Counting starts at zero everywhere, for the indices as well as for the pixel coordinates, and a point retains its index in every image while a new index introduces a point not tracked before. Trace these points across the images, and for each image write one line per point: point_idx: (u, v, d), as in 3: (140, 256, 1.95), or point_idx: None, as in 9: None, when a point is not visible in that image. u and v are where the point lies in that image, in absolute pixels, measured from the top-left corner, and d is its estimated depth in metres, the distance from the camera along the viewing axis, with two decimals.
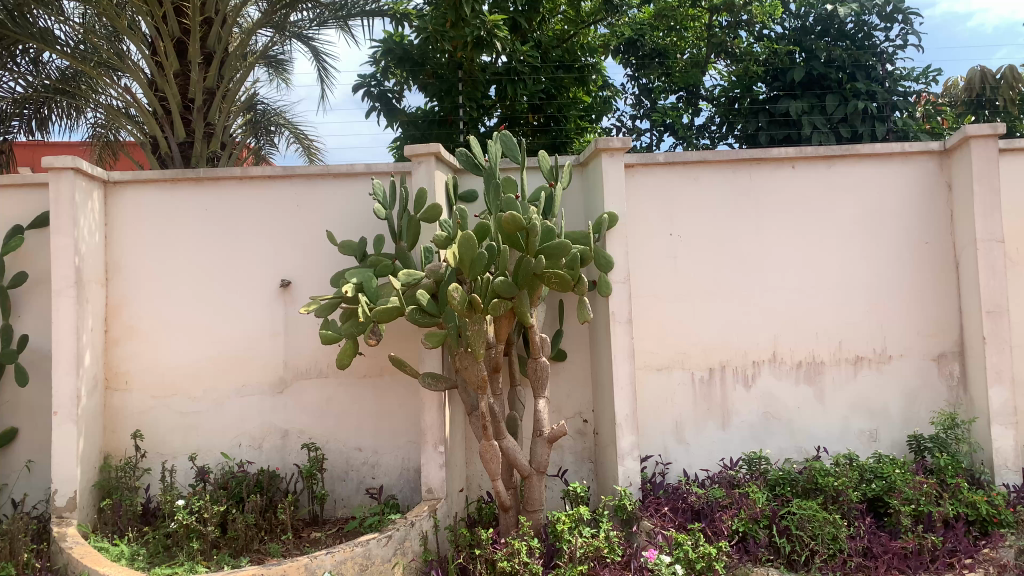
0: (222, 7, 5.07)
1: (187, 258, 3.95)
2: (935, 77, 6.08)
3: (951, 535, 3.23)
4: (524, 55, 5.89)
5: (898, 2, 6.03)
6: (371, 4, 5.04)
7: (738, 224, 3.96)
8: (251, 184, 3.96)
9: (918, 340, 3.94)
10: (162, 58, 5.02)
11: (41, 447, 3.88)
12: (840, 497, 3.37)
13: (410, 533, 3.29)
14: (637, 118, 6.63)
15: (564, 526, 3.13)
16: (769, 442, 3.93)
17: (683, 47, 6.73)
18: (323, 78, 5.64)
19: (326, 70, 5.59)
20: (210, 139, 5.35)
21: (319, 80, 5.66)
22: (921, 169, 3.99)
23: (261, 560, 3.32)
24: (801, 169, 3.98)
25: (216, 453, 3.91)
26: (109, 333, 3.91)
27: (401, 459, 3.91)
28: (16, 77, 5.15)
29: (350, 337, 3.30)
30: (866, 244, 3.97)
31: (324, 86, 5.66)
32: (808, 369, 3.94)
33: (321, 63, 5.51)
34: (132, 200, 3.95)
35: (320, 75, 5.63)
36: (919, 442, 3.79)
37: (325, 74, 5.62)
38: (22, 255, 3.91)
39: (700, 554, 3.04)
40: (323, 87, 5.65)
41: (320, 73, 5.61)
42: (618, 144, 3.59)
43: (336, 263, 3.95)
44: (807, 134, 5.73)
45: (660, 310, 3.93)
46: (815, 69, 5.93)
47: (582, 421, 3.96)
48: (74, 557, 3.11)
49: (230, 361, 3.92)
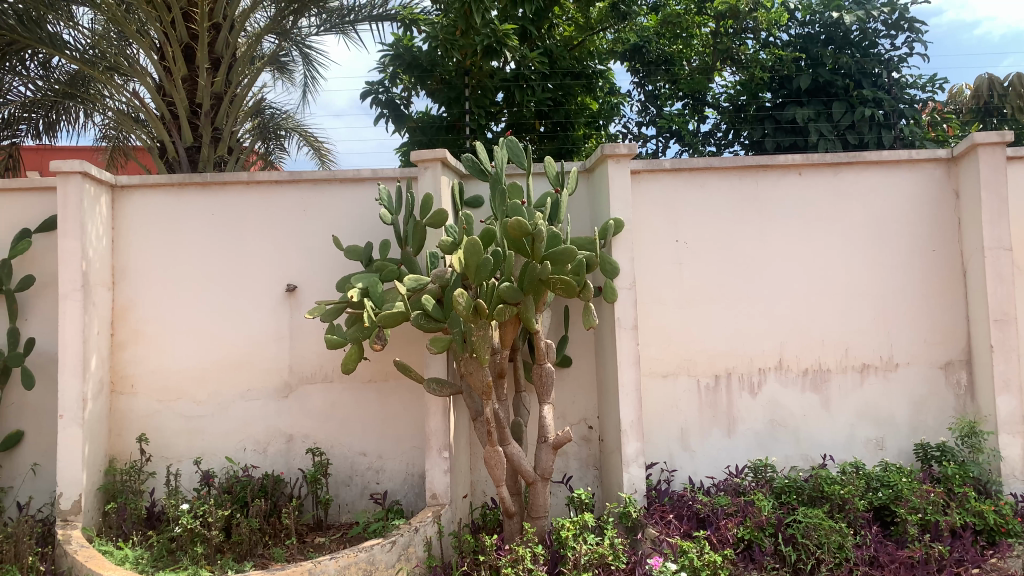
0: (229, 12, 5.11)
1: (193, 263, 3.96)
2: (941, 85, 6.07)
3: (958, 545, 3.19)
4: (533, 62, 5.94)
5: (904, 10, 6.04)
6: (378, 9, 5.08)
7: (744, 230, 3.95)
8: (259, 190, 3.97)
9: (924, 348, 3.92)
10: (170, 63, 5.05)
11: (47, 451, 3.88)
12: (846, 505, 3.36)
13: (414, 539, 3.28)
14: (643, 124, 6.69)
15: (569, 533, 3.13)
16: (774, 450, 3.91)
17: (690, 55, 6.63)
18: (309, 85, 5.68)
19: (311, 78, 5.63)
20: (217, 144, 5.38)
21: (302, 85, 5.73)
22: (929, 177, 3.97)
23: (265, 564, 3.34)
24: (808, 176, 3.97)
25: (221, 456, 3.92)
26: (115, 337, 3.92)
27: (406, 464, 3.90)
28: (25, 81, 5.18)
29: (355, 341, 3.27)
30: (872, 252, 3.96)
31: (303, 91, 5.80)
32: (814, 377, 3.92)
33: (313, 70, 5.52)
34: (139, 205, 3.96)
35: (308, 82, 5.67)
36: (926, 451, 3.78)
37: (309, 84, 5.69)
38: (29, 257, 3.92)
39: (705, 562, 2.99)
40: (307, 93, 5.70)
41: (304, 79, 5.68)
42: (624, 149, 3.59)
43: (341, 268, 3.95)
44: (813, 141, 5.68)
45: (665, 316, 3.93)
46: (820, 76, 5.96)
47: (587, 427, 3.95)
48: (78, 560, 3.12)
49: (234, 365, 3.93)
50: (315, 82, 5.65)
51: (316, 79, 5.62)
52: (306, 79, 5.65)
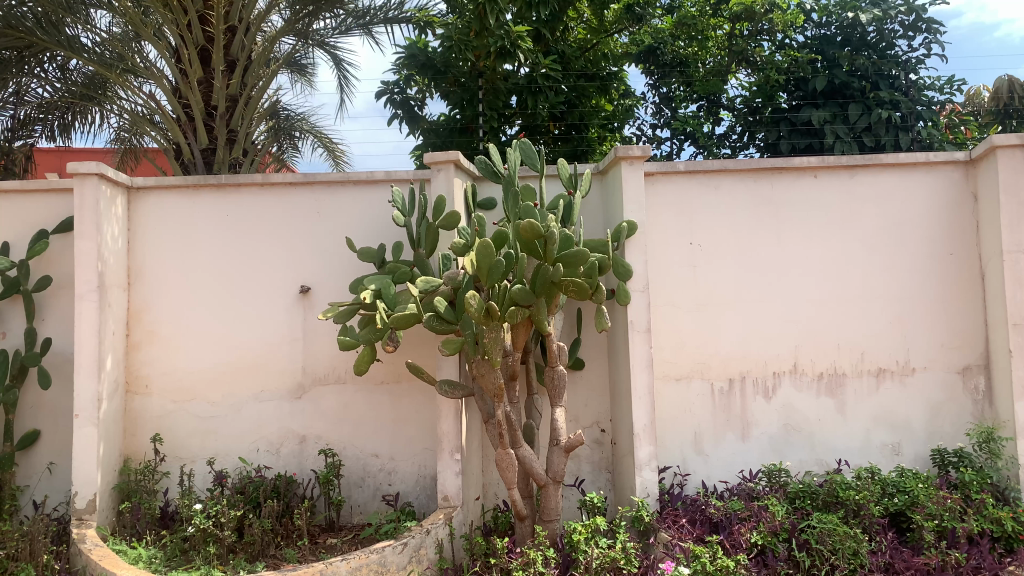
0: (246, 15, 5.14)
1: (207, 264, 3.98)
2: (960, 86, 6.01)
3: (975, 552, 3.15)
4: (547, 67, 5.93)
5: (921, 11, 5.98)
6: (394, 11, 5.07)
7: (758, 232, 3.93)
8: (273, 191, 3.99)
9: (942, 353, 3.87)
10: (186, 65, 5.09)
11: (62, 449, 3.92)
12: (862, 510, 3.33)
13: (426, 541, 3.27)
14: (658, 126, 6.68)
15: (580, 536, 3.10)
16: (789, 454, 3.87)
17: (704, 56, 6.56)
18: (343, 88, 5.65)
19: (345, 80, 5.58)
20: (232, 146, 5.41)
21: (341, 89, 5.66)
22: (947, 179, 3.93)
23: (277, 565, 3.36)
24: (823, 178, 3.94)
25: (234, 457, 3.93)
26: (131, 338, 3.95)
27: (418, 466, 3.90)
28: (44, 83, 5.25)
29: (368, 342, 3.27)
30: (888, 256, 3.92)
31: (342, 96, 5.66)
32: (829, 381, 3.89)
33: (342, 72, 5.53)
34: (154, 206, 3.99)
35: (342, 85, 5.64)
36: (943, 456, 3.75)
37: (346, 84, 5.61)
38: (46, 258, 3.96)
39: (718, 567, 2.95)
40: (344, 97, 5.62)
41: (339, 83, 5.64)
42: (638, 151, 3.58)
43: (354, 269, 3.96)
44: (830, 143, 5.64)
45: (679, 321, 3.91)
46: (837, 77, 5.91)
47: (600, 430, 3.94)
48: (92, 559, 3.14)
49: (248, 366, 3.95)
50: (349, 83, 5.59)
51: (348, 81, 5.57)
52: (341, 82, 5.61)
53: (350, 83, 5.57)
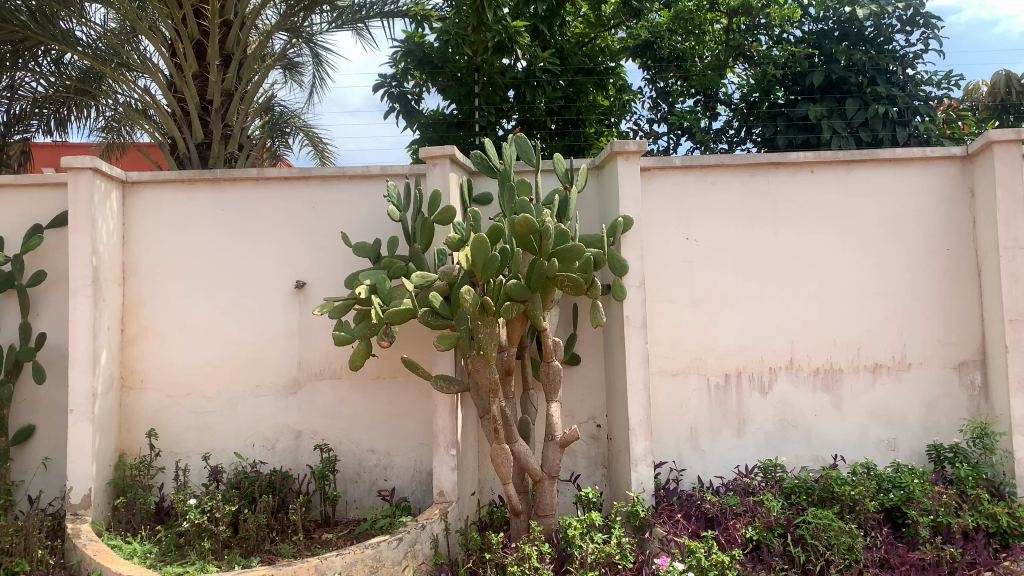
0: (240, 9, 5.09)
1: (203, 259, 3.97)
2: (959, 81, 5.96)
3: (971, 548, 3.15)
4: (544, 62, 5.89)
5: (920, 6, 5.92)
6: (389, 5, 5.04)
7: (755, 227, 3.92)
8: (268, 186, 3.97)
9: (938, 349, 3.87)
10: (181, 59, 5.06)
11: (58, 444, 3.91)
12: (857, 506, 3.33)
13: (421, 536, 3.28)
14: (655, 122, 6.63)
15: (575, 531, 3.11)
16: (784, 449, 3.88)
17: (701, 51, 6.53)
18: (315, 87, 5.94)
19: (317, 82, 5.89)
20: (228, 141, 5.39)
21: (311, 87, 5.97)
22: (943, 174, 3.92)
23: (272, 560, 3.36)
24: (820, 173, 3.93)
25: (230, 452, 3.93)
26: (125, 333, 3.94)
27: (414, 461, 3.90)
28: (37, 77, 5.20)
29: (363, 337, 3.29)
30: (885, 251, 3.92)
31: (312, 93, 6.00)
32: (825, 377, 3.89)
33: (319, 73, 5.77)
34: (149, 200, 3.98)
35: (314, 83, 5.91)
36: (939, 451, 3.74)
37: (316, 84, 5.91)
38: (41, 253, 3.95)
39: (712, 563, 2.96)
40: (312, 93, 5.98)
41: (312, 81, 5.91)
42: (634, 146, 3.56)
43: (350, 264, 3.95)
44: (827, 138, 5.65)
45: (676, 315, 3.90)
46: (834, 73, 5.88)
47: (596, 426, 3.93)
48: (87, 554, 3.13)
49: (243, 362, 3.94)
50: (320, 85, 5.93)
51: (323, 80, 5.84)
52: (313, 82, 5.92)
53: (324, 83, 5.88)
